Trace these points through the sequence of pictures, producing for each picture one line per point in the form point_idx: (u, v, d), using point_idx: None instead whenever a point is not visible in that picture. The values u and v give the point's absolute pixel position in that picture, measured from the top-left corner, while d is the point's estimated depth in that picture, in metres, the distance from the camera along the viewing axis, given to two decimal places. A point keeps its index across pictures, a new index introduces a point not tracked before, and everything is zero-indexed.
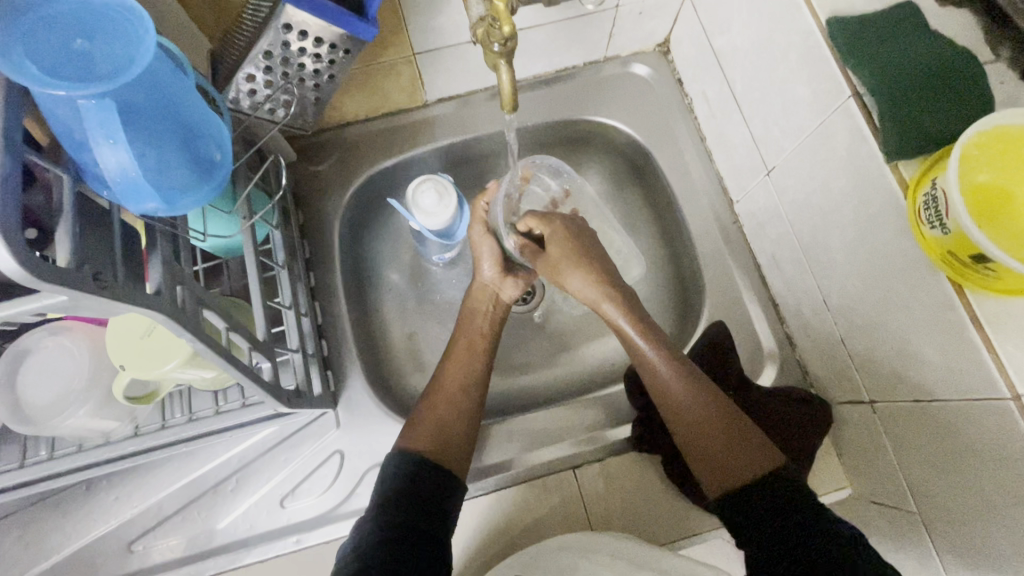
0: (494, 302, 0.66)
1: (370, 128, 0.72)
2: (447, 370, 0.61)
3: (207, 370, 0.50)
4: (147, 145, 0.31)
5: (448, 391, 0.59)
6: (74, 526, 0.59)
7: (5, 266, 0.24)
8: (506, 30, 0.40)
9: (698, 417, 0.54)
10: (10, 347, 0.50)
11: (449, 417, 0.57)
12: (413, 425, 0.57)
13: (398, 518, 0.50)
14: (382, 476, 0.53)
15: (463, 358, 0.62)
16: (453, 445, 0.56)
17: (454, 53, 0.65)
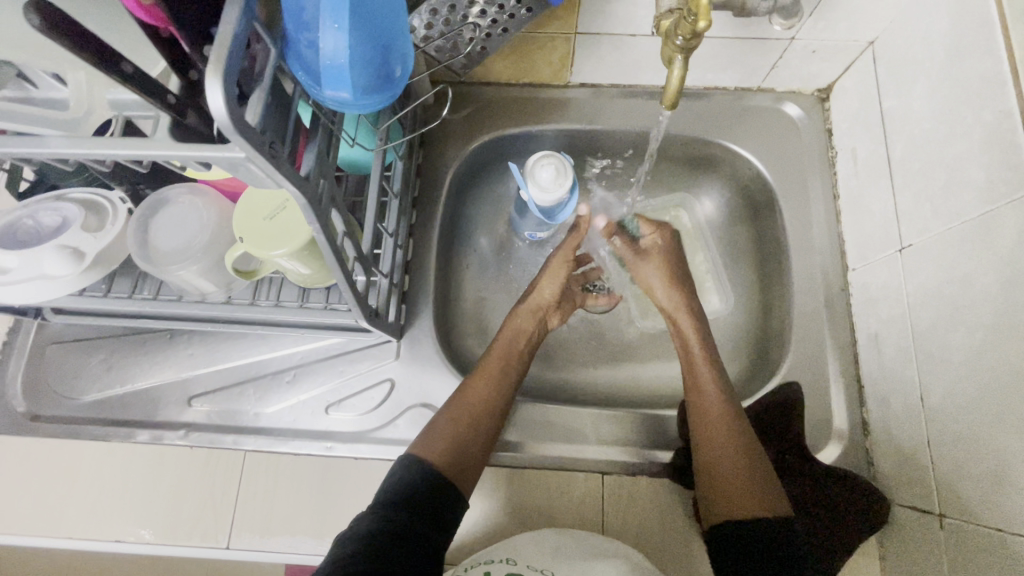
0: (536, 322, 0.67)
1: (509, 93, 0.74)
2: (474, 380, 0.61)
3: (306, 265, 0.54)
4: (358, 40, 0.34)
5: (475, 404, 0.59)
6: (150, 366, 0.66)
7: (217, 111, 0.27)
8: (698, 28, 0.38)
9: (724, 433, 0.55)
10: (154, 196, 0.57)
11: (470, 430, 0.57)
12: (436, 425, 0.58)
13: (396, 517, 0.49)
14: (390, 474, 0.54)
15: (495, 373, 0.62)
16: (466, 460, 0.56)
17: (614, 43, 0.65)
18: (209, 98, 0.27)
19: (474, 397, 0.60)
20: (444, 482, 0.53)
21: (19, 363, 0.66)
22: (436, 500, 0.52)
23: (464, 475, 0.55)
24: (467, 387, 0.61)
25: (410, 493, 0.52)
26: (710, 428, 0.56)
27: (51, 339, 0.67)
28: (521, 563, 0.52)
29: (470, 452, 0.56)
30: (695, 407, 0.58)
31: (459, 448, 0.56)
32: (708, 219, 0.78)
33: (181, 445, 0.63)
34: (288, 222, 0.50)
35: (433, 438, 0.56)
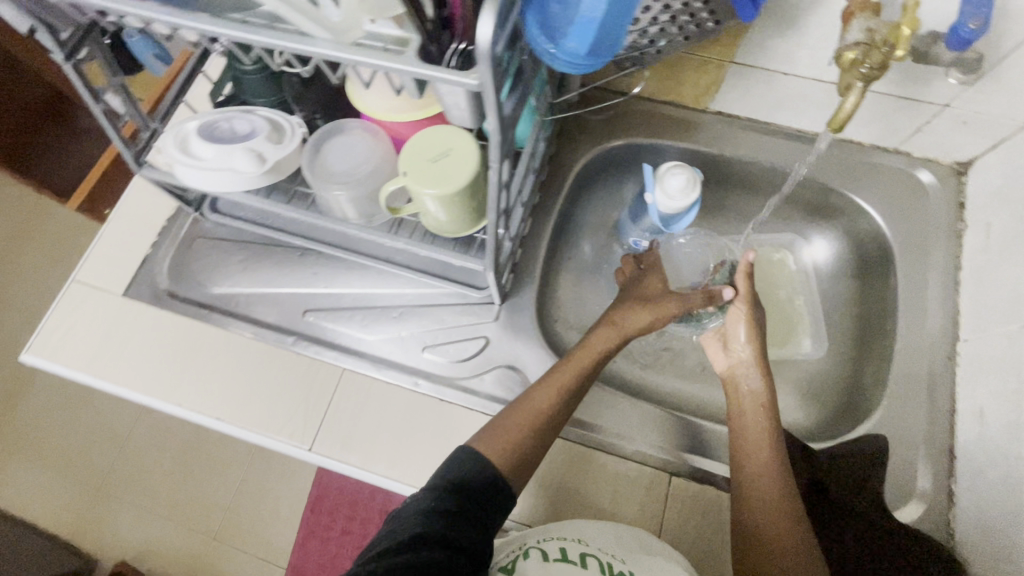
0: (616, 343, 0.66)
1: (647, 106, 0.78)
2: (539, 391, 0.61)
3: (448, 210, 0.60)
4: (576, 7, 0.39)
5: (537, 414, 0.59)
6: (278, 275, 0.73)
7: (482, 40, 0.33)
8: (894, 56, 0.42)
9: (775, 501, 0.55)
10: (331, 125, 0.64)
11: (530, 437, 0.58)
12: (499, 425, 0.59)
13: (453, 502, 0.51)
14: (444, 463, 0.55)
15: (561, 386, 0.61)
16: (525, 464, 0.57)
17: (765, 78, 0.68)
18: (478, 29, 0.33)
19: (537, 408, 0.60)
20: (499, 480, 0.55)
21: (170, 247, 0.75)
22: (487, 491, 0.54)
23: (521, 475, 0.57)
24: (536, 397, 0.61)
25: (467, 482, 0.53)
26: (762, 489, 0.56)
27: (201, 232, 0.76)
28: (592, 544, 0.54)
29: (531, 455, 0.58)
30: (749, 467, 0.58)
31: (523, 452, 0.57)
32: (815, 266, 0.79)
33: (290, 349, 0.69)
34: (450, 167, 0.56)
35: (494, 437, 0.58)
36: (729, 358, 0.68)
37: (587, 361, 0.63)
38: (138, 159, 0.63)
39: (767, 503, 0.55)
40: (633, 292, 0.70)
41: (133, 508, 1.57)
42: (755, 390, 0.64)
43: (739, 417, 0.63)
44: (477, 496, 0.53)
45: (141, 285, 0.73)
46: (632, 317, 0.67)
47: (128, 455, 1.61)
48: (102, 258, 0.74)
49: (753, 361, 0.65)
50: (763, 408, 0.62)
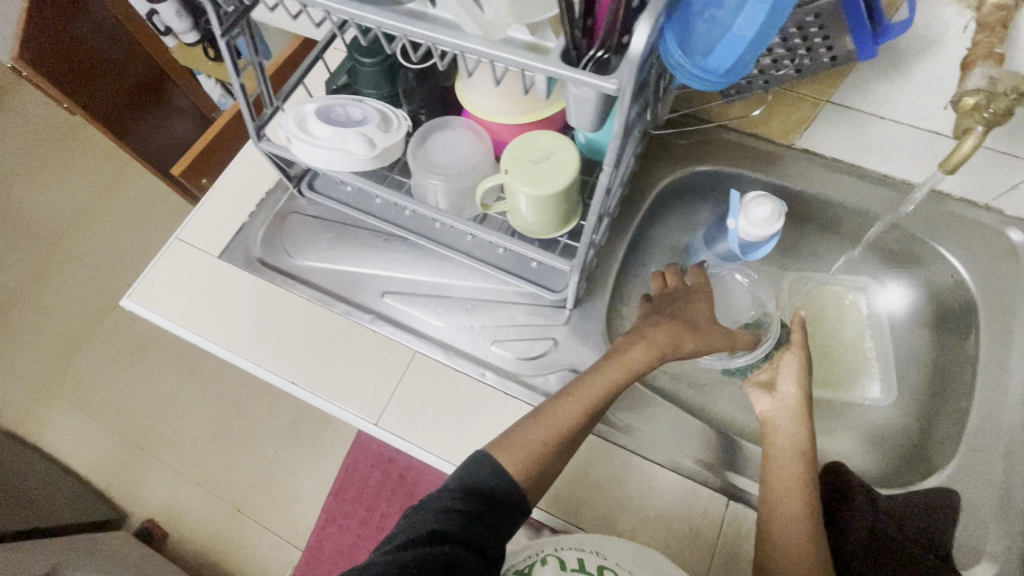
0: (650, 359, 0.61)
1: (733, 137, 0.80)
2: (561, 406, 0.59)
3: (539, 211, 0.62)
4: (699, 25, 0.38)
5: (557, 429, 0.58)
6: (363, 256, 0.77)
7: (638, 46, 0.36)
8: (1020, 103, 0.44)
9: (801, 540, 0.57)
10: (438, 120, 0.69)
11: (549, 452, 0.57)
12: (517, 436, 0.58)
13: (470, 503, 0.52)
14: (464, 466, 0.55)
15: (585, 403, 0.59)
16: (544, 477, 0.57)
17: (860, 121, 0.69)
18: (634, 37, 0.36)
19: (557, 424, 0.58)
20: (518, 496, 0.54)
21: (265, 218, 0.80)
22: (506, 498, 0.54)
23: (538, 486, 0.57)
24: (556, 411, 0.59)
25: (486, 488, 0.53)
26: (790, 530, 0.57)
27: (295, 208, 0.81)
28: (610, 560, 0.55)
29: (549, 469, 0.57)
30: (779, 503, 0.59)
31: (543, 465, 0.57)
32: (890, 314, 0.78)
33: (367, 327, 0.72)
34: (550, 169, 0.59)
35: (512, 449, 0.56)
36: (773, 401, 0.68)
37: (610, 380, 0.60)
38: (258, 132, 0.68)
39: (788, 540, 0.57)
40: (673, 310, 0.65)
41: (168, 470, 1.63)
42: (796, 435, 0.64)
43: (774, 459, 0.63)
44: (502, 499, 0.53)
45: (236, 250, 0.78)
46: (662, 335, 0.62)
47: (170, 417, 1.68)
48: (203, 221, 0.80)
49: (798, 409, 0.66)
50: (801, 453, 0.63)
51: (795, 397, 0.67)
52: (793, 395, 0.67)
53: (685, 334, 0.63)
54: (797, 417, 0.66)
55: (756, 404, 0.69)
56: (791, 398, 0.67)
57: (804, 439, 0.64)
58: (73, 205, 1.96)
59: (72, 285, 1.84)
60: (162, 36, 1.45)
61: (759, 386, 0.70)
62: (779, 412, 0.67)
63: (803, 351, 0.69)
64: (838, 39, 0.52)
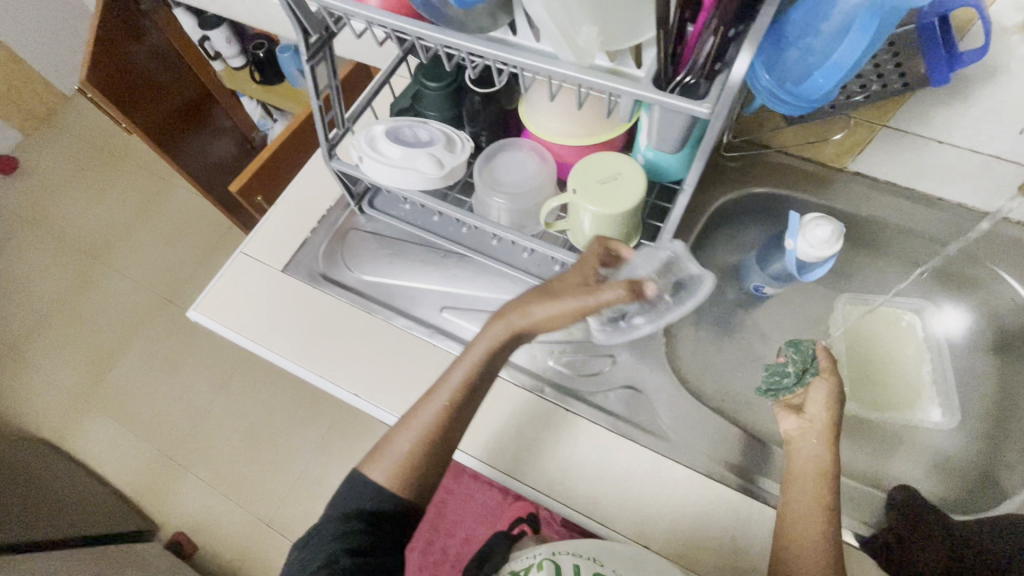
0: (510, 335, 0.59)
1: (783, 160, 0.82)
2: (422, 406, 0.59)
3: (603, 230, 0.64)
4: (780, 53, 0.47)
5: (412, 429, 0.58)
6: (422, 271, 0.79)
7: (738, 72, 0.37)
8: None
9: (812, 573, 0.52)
10: (502, 142, 0.71)
11: (422, 454, 0.57)
12: (388, 440, 0.59)
13: (381, 512, 0.56)
14: (350, 480, 0.59)
15: (445, 394, 0.59)
16: (422, 485, 0.58)
17: (915, 145, 0.70)
18: (736, 65, 0.38)
19: (414, 428, 0.58)
20: (398, 507, 0.57)
21: (327, 234, 0.83)
22: (397, 511, 0.57)
23: (421, 494, 0.59)
24: (418, 415, 0.59)
25: (378, 511, 0.56)
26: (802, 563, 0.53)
27: (355, 225, 0.83)
28: (606, 567, 0.57)
29: (426, 472, 0.58)
30: (795, 534, 0.55)
31: (416, 472, 0.57)
32: (949, 337, 0.77)
33: (427, 341, 0.74)
34: (617, 190, 0.61)
35: (379, 464, 0.58)
36: (801, 422, 0.62)
37: (474, 362, 0.59)
38: (330, 151, 0.71)
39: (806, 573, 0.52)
40: (550, 289, 0.59)
41: (199, 482, 1.64)
42: (820, 458, 0.58)
43: (795, 489, 0.58)
44: (393, 510, 0.57)
45: (300, 264, 0.81)
46: (513, 309, 0.60)
47: (201, 429, 1.70)
48: (267, 236, 0.83)
49: (826, 430, 0.59)
50: (824, 479, 0.57)
51: (822, 422, 0.60)
52: (822, 420, 0.60)
53: (533, 301, 0.59)
54: (824, 439, 0.59)
55: (782, 424, 0.64)
56: (819, 423, 0.60)
57: (827, 465, 0.57)
58: (115, 220, 2.03)
59: (111, 297, 1.89)
60: (211, 60, 1.52)
61: (787, 409, 0.63)
62: (805, 433, 0.61)
63: (837, 375, 0.61)
64: (909, 63, 0.55)
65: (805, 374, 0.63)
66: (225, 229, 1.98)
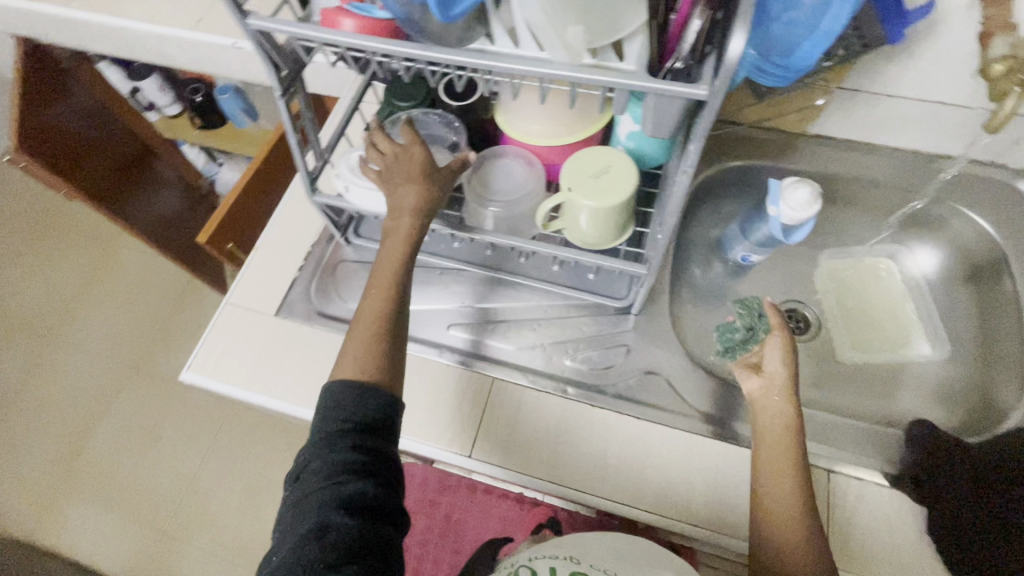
0: (412, 216, 0.59)
1: (749, 132, 0.85)
2: (368, 302, 0.59)
3: (598, 224, 0.65)
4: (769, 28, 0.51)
5: (371, 320, 0.57)
6: (421, 291, 0.77)
7: (737, 51, 0.39)
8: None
9: (792, 520, 0.54)
10: (485, 151, 0.71)
11: (378, 345, 0.56)
12: (345, 350, 0.56)
13: (360, 445, 0.50)
14: (318, 419, 0.52)
15: (387, 283, 0.59)
16: (393, 370, 0.56)
17: (870, 101, 0.75)
18: (731, 44, 0.39)
19: (363, 322, 0.58)
20: (374, 401, 0.53)
21: (315, 270, 0.80)
22: (380, 408, 0.53)
23: (394, 376, 0.56)
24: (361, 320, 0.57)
25: (353, 416, 0.52)
26: (783, 517, 0.54)
27: (343, 257, 0.81)
28: (584, 563, 0.54)
29: (393, 357, 0.56)
30: (772, 485, 0.56)
31: (380, 360, 0.55)
32: (924, 274, 0.83)
33: (441, 361, 0.72)
34: (610, 183, 0.62)
35: (347, 359, 0.55)
36: (762, 381, 0.62)
37: (397, 254, 0.59)
38: (312, 185, 0.69)
39: (776, 513, 0.54)
40: (388, 165, 0.61)
41: (198, 553, 1.54)
42: (783, 413, 0.59)
43: (765, 444, 0.58)
44: (379, 413, 0.53)
45: (293, 305, 0.78)
46: (409, 194, 0.59)
47: (193, 497, 1.60)
48: (252, 282, 0.80)
49: (787, 384, 0.60)
50: (790, 429, 0.58)
51: (783, 378, 0.60)
52: (782, 375, 0.60)
53: (416, 174, 0.60)
54: (786, 393, 0.60)
55: (745, 384, 0.63)
56: (779, 377, 0.60)
57: (785, 416, 0.58)
58: (60, 291, 1.90)
59: (67, 376, 1.76)
60: (146, 111, 1.45)
61: (746, 367, 0.64)
62: (767, 390, 0.61)
63: (786, 329, 0.62)
64: (867, 28, 0.59)
65: (754, 330, 0.69)
66: (182, 283, 1.89)
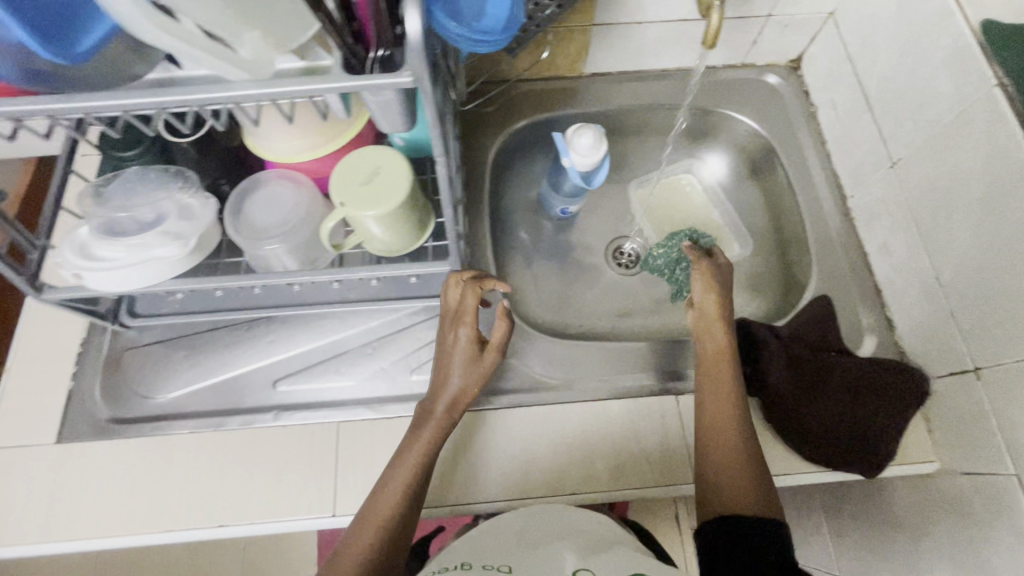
0: (448, 412, 0.59)
1: (531, 86, 0.84)
2: (387, 481, 0.57)
3: (392, 228, 0.60)
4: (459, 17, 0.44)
5: (383, 508, 0.55)
6: (232, 355, 0.68)
7: (413, 31, 0.35)
8: None
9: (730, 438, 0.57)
10: (245, 182, 0.62)
11: (387, 533, 0.54)
12: (348, 536, 0.54)
13: None
14: None
15: (411, 468, 0.57)
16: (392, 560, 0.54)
17: (624, 31, 0.76)
18: (407, 21, 0.35)
19: (380, 504, 0.55)
20: None
21: (95, 373, 0.67)
22: None
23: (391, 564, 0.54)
24: (393, 481, 0.56)
25: None
26: (721, 436, 0.57)
27: (126, 345, 0.68)
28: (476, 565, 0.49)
29: (394, 548, 0.54)
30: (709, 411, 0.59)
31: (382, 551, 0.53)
32: (717, 180, 0.89)
33: (275, 424, 0.64)
34: (385, 185, 0.57)
35: (349, 549, 0.53)
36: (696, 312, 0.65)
37: (424, 448, 0.57)
38: (33, 284, 0.55)
39: (720, 443, 0.57)
40: (449, 350, 0.61)
41: None
42: (716, 341, 0.63)
43: (705, 376, 0.62)
44: None
45: (77, 422, 0.64)
46: (458, 378, 0.59)
47: None
48: (13, 415, 0.64)
49: (716, 312, 0.64)
50: (721, 356, 0.62)
51: (709, 305, 0.64)
52: (710, 304, 0.64)
53: (475, 355, 0.60)
54: (716, 321, 0.64)
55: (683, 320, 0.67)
56: (708, 303, 0.65)
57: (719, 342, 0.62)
58: None
59: None
60: None
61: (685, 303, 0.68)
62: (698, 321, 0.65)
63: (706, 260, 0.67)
64: None
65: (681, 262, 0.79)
66: None
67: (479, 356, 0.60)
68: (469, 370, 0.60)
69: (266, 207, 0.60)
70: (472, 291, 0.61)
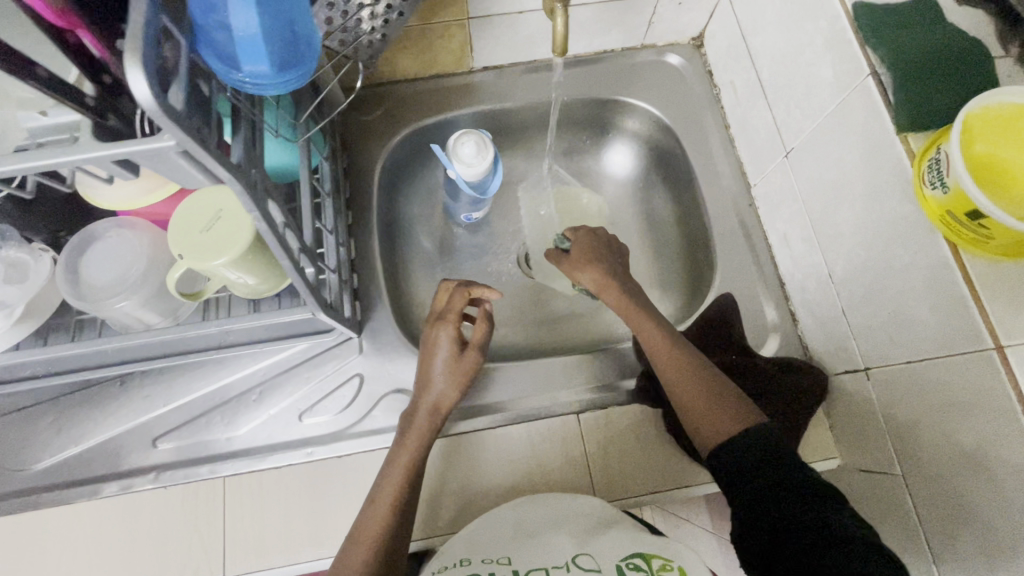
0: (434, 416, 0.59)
1: (417, 87, 0.77)
2: (378, 495, 0.54)
3: (251, 270, 0.55)
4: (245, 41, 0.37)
5: (377, 522, 0.52)
6: (106, 415, 0.64)
7: (141, 96, 0.28)
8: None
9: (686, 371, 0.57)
10: (77, 236, 0.56)
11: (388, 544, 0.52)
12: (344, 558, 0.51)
13: None
14: None
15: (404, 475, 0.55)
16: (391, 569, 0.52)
17: (505, 22, 0.70)
18: (133, 86, 0.28)
19: (371, 521, 0.53)
20: None
21: None
22: None
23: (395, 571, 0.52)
24: (383, 494, 0.54)
25: None
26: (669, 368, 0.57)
27: None
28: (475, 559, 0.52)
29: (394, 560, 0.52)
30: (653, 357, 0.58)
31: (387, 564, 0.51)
32: (626, 172, 0.84)
33: (155, 486, 0.61)
34: (225, 229, 0.51)
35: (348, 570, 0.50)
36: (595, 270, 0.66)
37: (411, 451, 0.56)
38: None
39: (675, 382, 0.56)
40: (429, 354, 0.62)
41: None
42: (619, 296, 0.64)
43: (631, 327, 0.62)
44: None
45: None
46: (443, 381, 0.60)
47: None
48: None
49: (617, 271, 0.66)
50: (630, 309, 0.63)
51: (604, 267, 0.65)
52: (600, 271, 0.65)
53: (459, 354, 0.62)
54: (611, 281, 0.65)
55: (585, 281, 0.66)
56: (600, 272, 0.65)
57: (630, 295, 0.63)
58: None
59: None
60: None
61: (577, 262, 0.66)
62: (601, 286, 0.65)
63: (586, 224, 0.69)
64: None
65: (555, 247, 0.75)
66: None
67: (461, 358, 0.62)
68: (455, 369, 0.61)
69: (105, 264, 0.54)
70: (455, 294, 0.64)
